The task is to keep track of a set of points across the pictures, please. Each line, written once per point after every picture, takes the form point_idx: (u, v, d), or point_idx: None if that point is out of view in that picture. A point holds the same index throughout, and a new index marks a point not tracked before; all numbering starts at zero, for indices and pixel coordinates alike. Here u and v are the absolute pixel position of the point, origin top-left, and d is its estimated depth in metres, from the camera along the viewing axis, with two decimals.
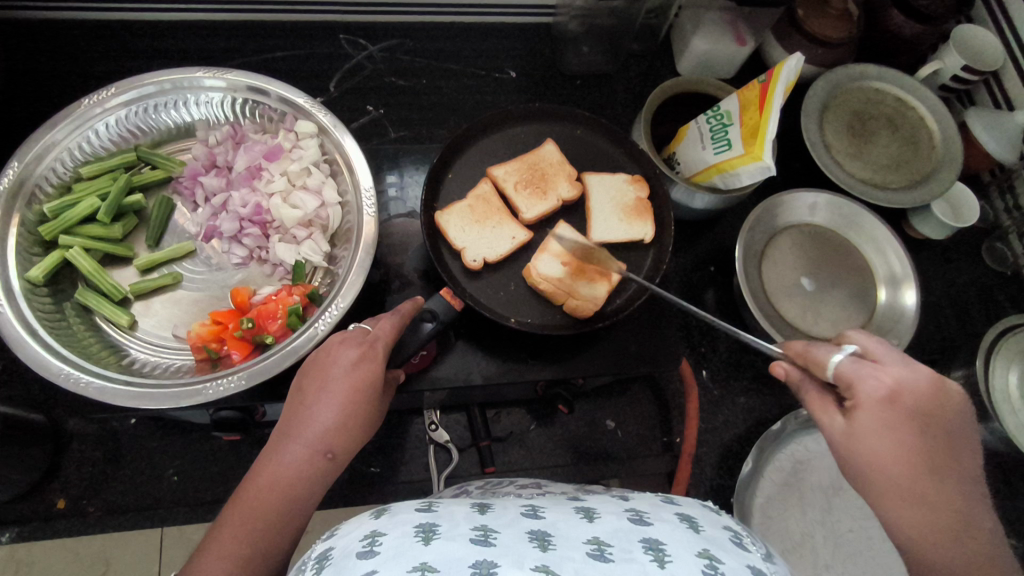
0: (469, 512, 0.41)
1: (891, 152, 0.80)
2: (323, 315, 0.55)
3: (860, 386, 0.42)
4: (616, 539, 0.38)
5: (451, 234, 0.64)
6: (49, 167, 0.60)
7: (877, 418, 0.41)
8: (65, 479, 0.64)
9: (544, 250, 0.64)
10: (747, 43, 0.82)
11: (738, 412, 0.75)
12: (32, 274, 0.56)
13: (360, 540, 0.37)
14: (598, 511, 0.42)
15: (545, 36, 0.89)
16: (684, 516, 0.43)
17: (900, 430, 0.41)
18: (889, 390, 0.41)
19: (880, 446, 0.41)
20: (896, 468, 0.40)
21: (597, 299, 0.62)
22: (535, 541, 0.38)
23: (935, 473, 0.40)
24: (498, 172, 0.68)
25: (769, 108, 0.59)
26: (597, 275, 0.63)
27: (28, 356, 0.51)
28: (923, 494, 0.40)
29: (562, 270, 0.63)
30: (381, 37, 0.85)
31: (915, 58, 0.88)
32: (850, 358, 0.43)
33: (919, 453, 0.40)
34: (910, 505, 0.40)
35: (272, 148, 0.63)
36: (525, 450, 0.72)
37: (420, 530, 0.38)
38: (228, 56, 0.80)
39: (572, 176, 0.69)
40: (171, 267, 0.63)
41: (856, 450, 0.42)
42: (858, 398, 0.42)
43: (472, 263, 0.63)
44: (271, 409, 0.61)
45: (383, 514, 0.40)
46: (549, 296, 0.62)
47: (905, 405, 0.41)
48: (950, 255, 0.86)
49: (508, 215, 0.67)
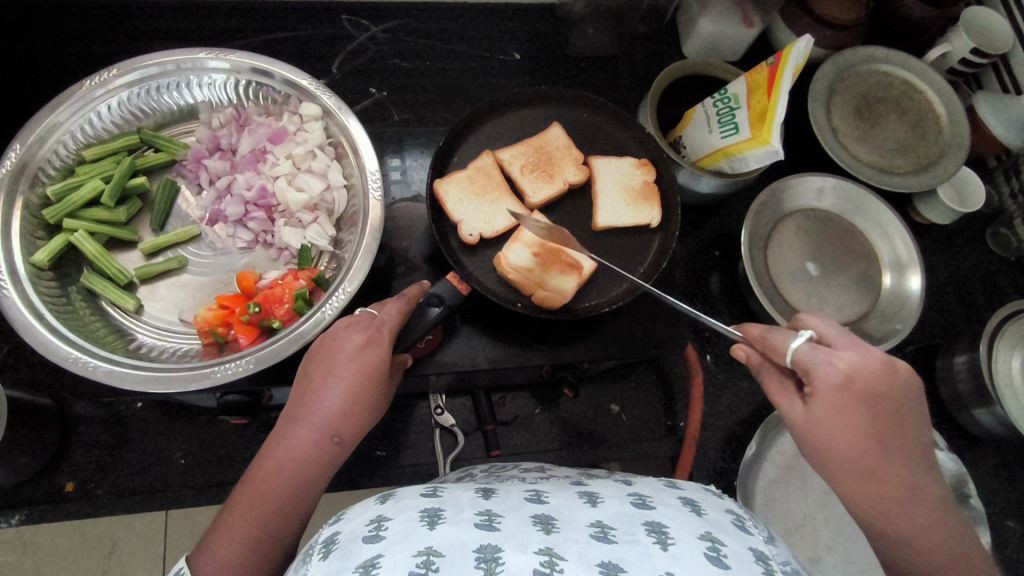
0: (474, 497, 0.41)
1: (898, 136, 0.80)
2: (330, 300, 0.55)
3: (817, 373, 0.42)
4: (620, 523, 0.38)
5: (449, 205, 0.64)
6: (51, 150, 0.59)
7: (834, 403, 0.41)
8: (73, 462, 0.64)
9: (516, 238, 0.63)
10: (754, 25, 0.81)
11: (742, 396, 0.75)
12: (37, 258, 0.56)
13: (366, 524, 0.38)
14: (601, 496, 0.42)
15: (550, 17, 0.88)
16: (687, 500, 0.43)
17: (853, 414, 0.41)
18: (843, 377, 0.41)
19: (835, 430, 0.41)
20: (849, 450, 0.41)
21: (567, 291, 0.61)
22: (539, 525, 0.38)
23: (890, 451, 0.41)
24: (503, 156, 0.68)
25: (778, 91, 0.59)
26: (568, 267, 0.62)
27: (35, 340, 0.51)
28: (880, 472, 0.41)
29: (532, 260, 0.62)
30: (384, 17, 0.84)
31: (923, 41, 0.87)
32: (807, 345, 0.44)
33: (872, 434, 0.41)
34: (863, 483, 0.41)
35: (276, 131, 0.63)
36: (530, 433, 0.72)
37: (425, 515, 0.38)
38: (229, 36, 0.79)
39: (578, 159, 0.68)
40: (176, 251, 0.63)
41: (813, 433, 0.43)
42: (815, 385, 0.42)
43: (467, 238, 0.63)
44: (278, 393, 0.61)
45: (388, 500, 0.40)
46: (519, 286, 0.62)
47: (858, 388, 0.41)
48: (954, 240, 0.86)
49: (508, 190, 0.67)
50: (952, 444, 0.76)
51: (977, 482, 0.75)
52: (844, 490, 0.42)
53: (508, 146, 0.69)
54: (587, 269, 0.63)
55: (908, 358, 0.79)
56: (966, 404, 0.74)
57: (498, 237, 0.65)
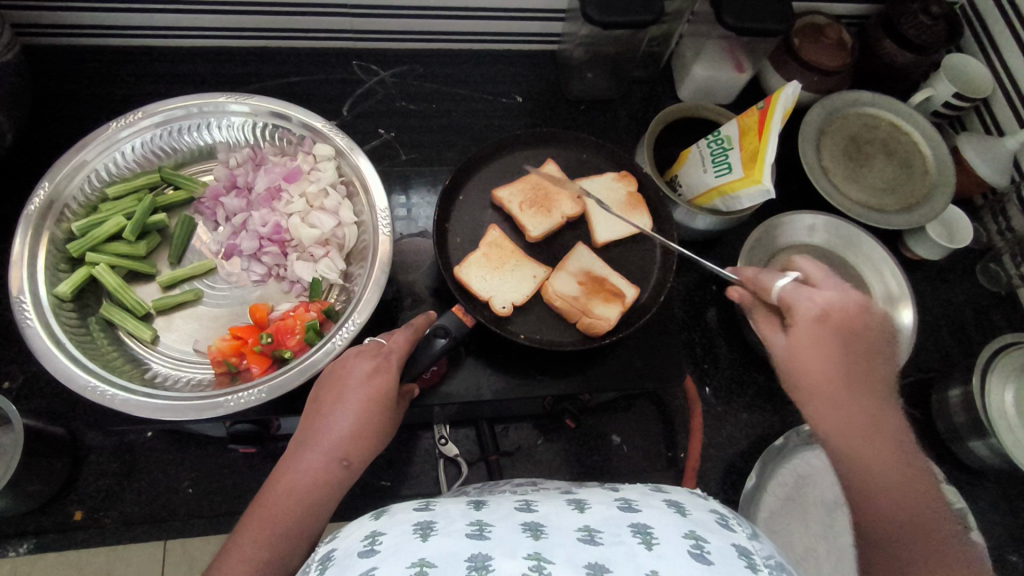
0: (465, 509, 0.43)
1: (886, 175, 0.83)
2: (339, 331, 0.57)
3: (798, 307, 0.48)
4: (607, 525, 0.40)
5: (475, 286, 0.64)
6: (77, 187, 0.62)
7: (813, 330, 0.46)
8: (82, 491, 0.65)
9: (563, 268, 0.68)
10: (745, 70, 0.86)
11: (741, 427, 0.76)
12: (60, 290, 0.58)
13: (361, 540, 0.40)
14: (588, 502, 0.44)
15: (550, 63, 0.93)
16: (672, 502, 0.44)
17: (830, 344, 0.46)
18: (823, 310, 0.47)
19: (816, 358, 0.46)
20: (824, 375, 0.45)
21: (610, 318, 0.64)
22: (528, 532, 0.39)
23: (857, 381, 0.45)
24: (503, 194, 0.69)
25: (769, 133, 0.62)
26: (611, 296, 0.66)
27: (56, 369, 0.53)
28: (848, 397, 0.45)
29: (578, 289, 0.66)
30: (392, 63, 0.88)
31: (908, 86, 0.91)
32: (792, 285, 0.49)
33: (845, 365, 0.45)
34: (836, 410, 0.45)
35: (291, 170, 0.66)
36: (533, 464, 0.73)
37: (418, 528, 0.40)
38: (246, 80, 0.83)
39: (573, 194, 0.72)
40: (192, 283, 0.65)
41: (795, 361, 0.47)
42: (797, 318, 0.47)
43: (501, 310, 0.64)
44: (287, 422, 0.63)
45: (382, 515, 0.43)
46: (565, 313, 0.65)
47: (834, 321, 0.46)
48: (945, 274, 0.88)
49: (524, 255, 0.68)
50: (951, 476, 0.77)
51: (977, 513, 0.76)
52: (815, 418, 0.46)
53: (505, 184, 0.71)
54: (630, 298, 0.66)
55: (904, 390, 0.81)
56: (962, 436, 0.75)
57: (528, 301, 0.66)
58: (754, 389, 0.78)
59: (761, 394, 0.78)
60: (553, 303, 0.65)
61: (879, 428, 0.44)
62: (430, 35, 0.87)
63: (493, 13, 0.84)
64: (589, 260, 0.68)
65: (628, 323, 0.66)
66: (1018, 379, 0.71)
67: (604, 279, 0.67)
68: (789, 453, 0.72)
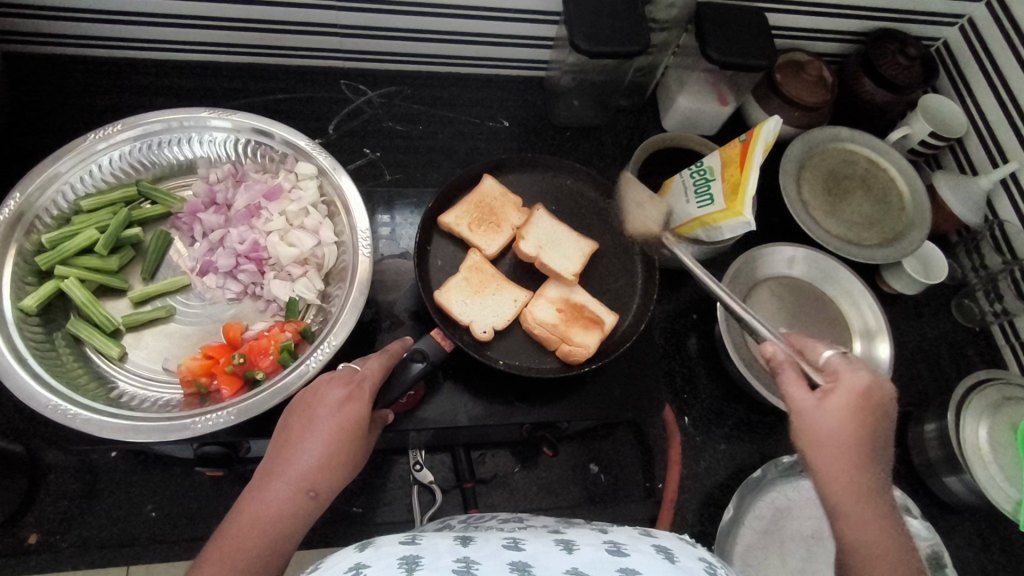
0: (452, 544, 0.43)
1: (865, 211, 0.84)
2: (315, 353, 0.56)
3: (843, 378, 0.47)
4: (595, 569, 0.40)
5: (456, 311, 0.64)
6: (50, 198, 0.61)
7: (837, 402, 0.46)
8: (39, 514, 0.62)
9: (542, 295, 0.67)
10: (728, 103, 0.87)
11: (720, 459, 0.76)
12: (25, 303, 0.56)
13: (344, 571, 0.39)
14: (577, 543, 0.44)
15: (538, 88, 0.94)
16: (660, 548, 0.45)
17: (856, 420, 0.45)
18: (866, 390, 0.46)
19: (828, 422, 0.45)
20: (836, 437, 0.45)
21: (590, 344, 0.64)
22: (516, 572, 0.39)
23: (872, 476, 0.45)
24: (449, 220, 0.68)
25: (750, 166, 0.63)
26: (590, 323, 0.66)
27: (15, 385, 0.51)
28: (859, 484, 0.44)
29: (557, 316, 0.66)
30: (380, 83, 0.88)
31: (887, 124, 0.93)
32: (838, 357, 0.49)
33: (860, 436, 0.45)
34: (841, 477, 0.44)
35: (272, 188, 0.65)
36: (509, 492, 0.72)
37: (403, 562, 0.39)
38: (231, 96, 0.83)
39: (518, 204, 0.71)
40: (165, 299, 0.64)
41: (813, 425, 0.46)
42: (837, 385, 0.47)
43: (482, 335, 0.64)
44: (256, 446, 0.61)
45: (367, 547, 0.42)
46: (543, 341, 0.65)
47: (863, 396, 0.46)
48: (922, 309, 0.89)
49: (504, 280, 0.67)
50: (926, 511, 0.77)
51: (952, 551, 0.75)
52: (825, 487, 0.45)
53: (447, 209, 0.70)
54: (609, 325, 0.66)
55: None
56: (937, 471, 0.75)
57: (508, 326, 0.66)
58: (732, 419, 0.78)
59: (739, 425, 0.78)
60: (532, 331, 0.65)
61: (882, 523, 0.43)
62: (419, 58, 0.88)
63: (482, 38, 0.85)
64: (564, 284, 0.68)
65: (607, 351, 0.66)
66: (991, 417, 0.71)
67: (583, 306, 0.67)
68: (767, 485, 0.72)
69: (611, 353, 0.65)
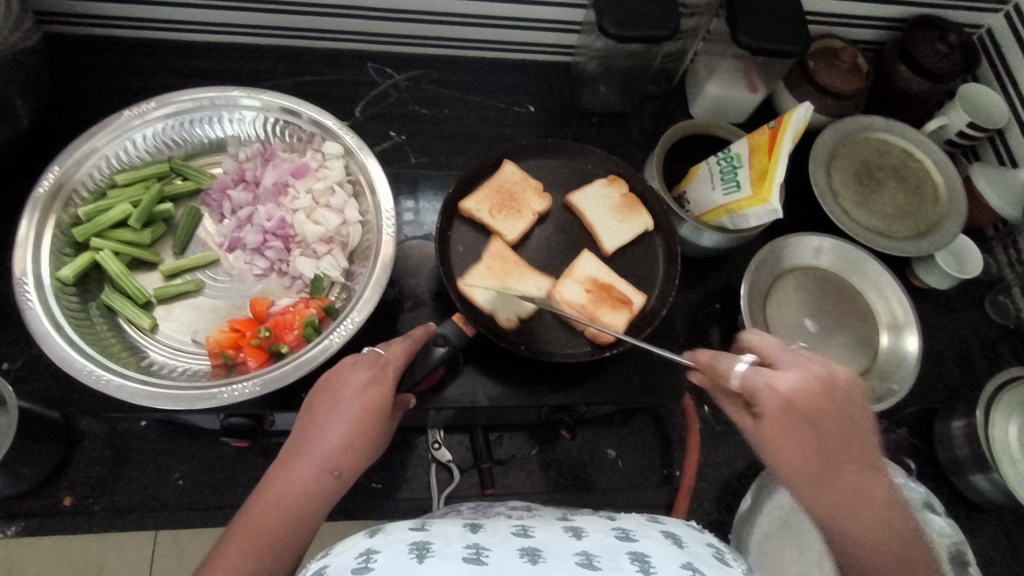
0: (461, 531, 0.43)
1: (897, 202, 0.82)
2: (337, 329, 0.56)
3: (759, 398, 0.46)
4: (604, 552, 0.41)
5: (481, 302, 0.63)
6: (86, 173, 0.63)
7: (779, 421, 0.46)
8: (73, 477, 0.65)
9: (569, 276, 0.67)
10: (758, 91, 0.86)
11: (740, 449, 0.75)
12: (63, 274, 0.59)
13: (355, 558, 0.39)
14: (586, 529, 0.45)
15: (564, 74, 0.93)
16: (668, 533, 0.45)
17: (797, 432, 0.45)
18: (790, 397, 0.45)
19: (791, 451, 0.46)
20: (800, 465, 0.46)
21: (618, 326, 0.65)
22: (526, 557, 0.40)
23: (836, 464, 0.46)
24: (470, 206, 0.69)
25: (778, 153, 0.62)
26: (619, 303, 0.66)
27: (53, 351, 0.53)
28: (821, 483, 0.46)
29: (586, 296, 0.66)
30: (408, 67, 0.89)
31: (924, 114, 0.90)
32: (747, 370, 0.47)
33: (814, 447, 0.45)
34: (818, 493, 0.46)
35: (299, 166, 0.66)
36: (526, 474, 0.73)
37: (414, 547, 0.40)
38: (262, 78, 0.84)
39: (538, 189, 0.71)
40: (195, 274, 0.65)
41: (766, 449, 0.47)
42: (762, 408, 0.46)
43: (507, 324, 0.64)
44: (280, 418, 0.62)
45: (377, 533, 0.43)
46: (572, 320, 0.65)
47: (796, 407, 0.45)
48: (953, 304, 0.87)
49: (527, 267, 0.67)
50: (952, 509, 0.76)
51: (977, 551, 0.74)
52: (810, 503, 0.47)
53: (467, 194, 0.70)
54: (637, 305, 0.67)
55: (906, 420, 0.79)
56: (964, 469, 0.74)
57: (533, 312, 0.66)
58: None
59: None
60: (563, 311, 0.66)
61: (877, 521, 0.46)
62: (446, 42, 0.88)
63: (508, 22, 0.85)
64: (597, 267, 0.68)
65: (635, 330, 0.67)
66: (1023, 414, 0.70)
67: (612, 285, 0.67)
68: None
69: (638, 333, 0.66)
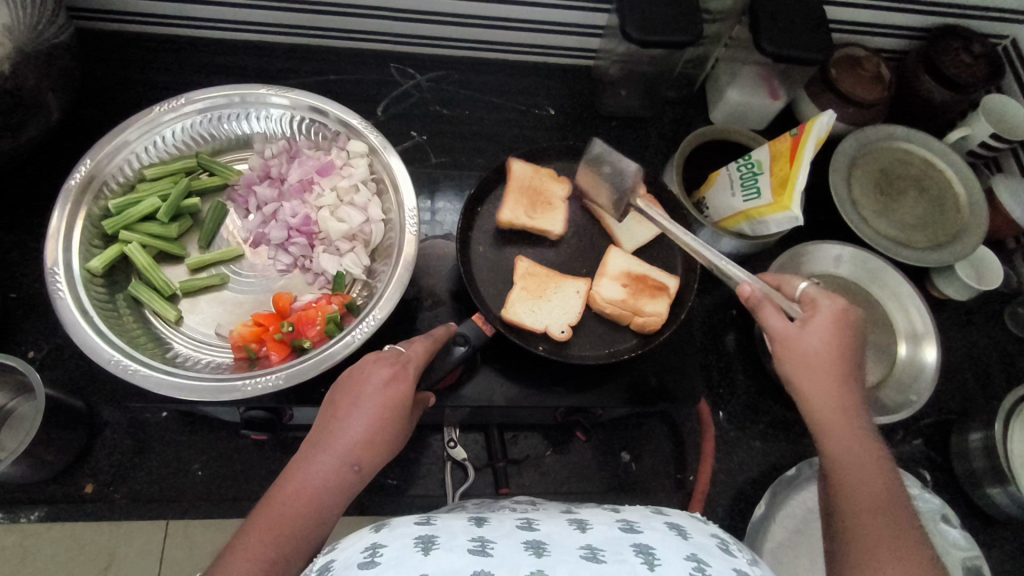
0: (467, 524, 0.44)
1: (917, 213, 0.82)
2: (360, 325, 0.57)
3: (820, 301, 0.53)
4: (608, 545, 0.41)
5: (527, 323, 0.64)
6: (117, 166, 0.64)
7: (820, 319, 0.52)
8: (94, 465, 0.66)
9: (602, 274, 0.68)
10: (779, 97, 0.85)
11: (753, 456, 0.75)
12: (92, 265, 0.60)
13: (361, 551, 0.40)
14: (590, 523, 0.45)
15: (585, 78, 0.94)
16: (673, 525, 0.46)
17: (842, 337, 0.52)
18: (842, 310, 0.53)
19: (820, 342, 0.51)
20: (823, 358, 0.51)
21: (661, 312, 0.65)
22: (531, 550, 0.40)
23: (850, 380, 0.51)
24: (508, 218, 0.68)
25: (800, 161, 0.62)
26: (656, 291, 0.67)
27: (81, 340, 0.54)
28: (836, 382, 0.50)
29: (623, 291, 0.66)
30: (430, 68, 0.89)
31: (946, 124, 0.90)
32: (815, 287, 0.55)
33: (845, 356, 0.51)
34: (827, 385, 0.50)
35: (324, 164, 0.67)
36: (540, 474, 0.73)
37: (419, 542, 0.40)
38: (286, 76, 0.85)
39: (553, 176, 0.72)
40: (219, 268, 0.66)
41: (796, 339, 0.52)
42: (816, 309, 0.53)
43: (562, 336, 0.65)
44: (299, 413, 0.63)
45: (382, 528, 0.43)
46: (616, 318, 0.66)
47: (848, 322, 0.52)
48: (972, 316, 0.86)
49: (559, 275, 0.67)
50: (967, 522, 0.75)
51: (992, 564, 0.73)
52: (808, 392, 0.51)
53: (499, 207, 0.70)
54: (673, 289, 0.68)
55: (922, 431, 0.79)
56: (980, 482, 0.73)
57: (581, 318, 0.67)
58: (768, 417, 0.77)
59: (775, 423, 0.77)
60: (605, 312, 0.66)
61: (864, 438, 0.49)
62: (468, 43, 0.88)
63: (530, 25, 0.85)
64: (625, 261, 0.69)
65: (675, 315, 0.68)
66: None
67: (645, 275, 0.67)
68: (801, 484, 0.71)
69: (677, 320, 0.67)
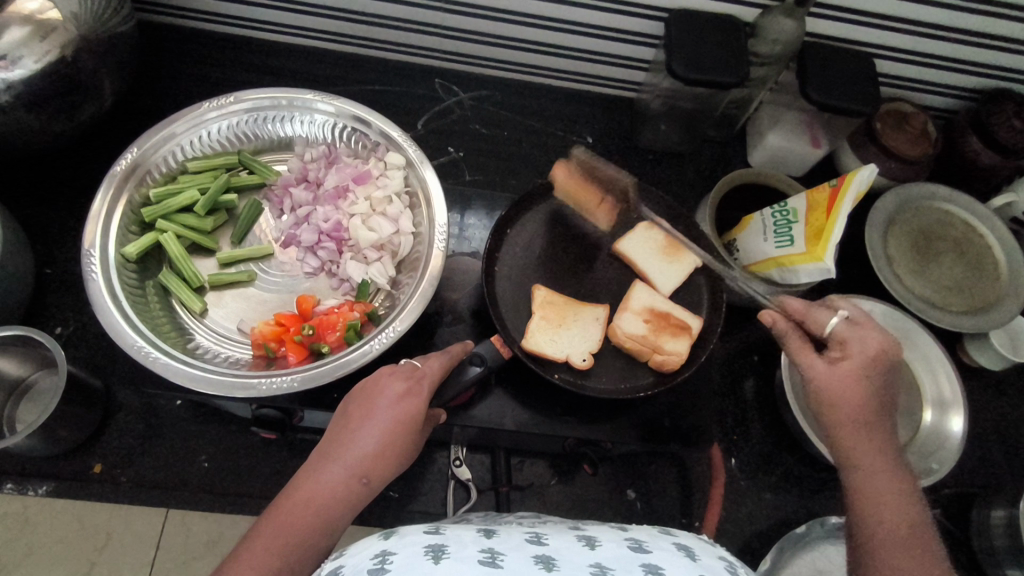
0: (477, 536, 0.43)
1: (954, 275, 0.80)
2: (378, 336, 0.57)
3: (842, 342, 0.52)
4: (619, 564, 0.40)
5: (549, 353, 0.64)
6: (161, 157, 0.66)
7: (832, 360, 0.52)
8: (105, 446, 0.67)
9: (626, 308, 0.67)
10: (822, 146, 0.85)
11: (763, 508, 0.73)
12: (127, 250, 0.61)
13: (371, 558, 0.39)
14: (599, 540, 0.44)
15: (626, 109, 0.94)
16: (682, 545, 0.45)
17: (854, 377, 0.51)
18: (865, 348, 0.51)
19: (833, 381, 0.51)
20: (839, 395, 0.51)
21: (681, 352, 0.64)
22: (540, 564, 0.39)
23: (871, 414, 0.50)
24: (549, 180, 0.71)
25: (837, 213, 0.62)
26: (679, 329, 0.66)
27: (108, 323, 0.55)
28: (854, 416, 0.50)
29: (645, 327, 0.65)
30: (474, 87, 0.91)
31: (990, 187, 0.88)
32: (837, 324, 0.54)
33: (862, 391, 0.51)
34: (844, 420, 0.50)
35: (361, 173, 0.68)
36: (543, 503, 0.72)
37: (430, 551, 0.40)
38: (333, 83, 0.87)
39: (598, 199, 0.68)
40: (248, 265, 0.67)
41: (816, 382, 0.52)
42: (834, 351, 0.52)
43: (582, 364, 0.64)
44: (310, 416, 0.63)
45: (393, 535, 0.42)
46: (635, 354, 0.65)
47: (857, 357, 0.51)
48: (1003, 387, 0.83)
49: (578, 303, 0.67)
50: None
51: None
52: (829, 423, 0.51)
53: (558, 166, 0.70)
54: (696, 329, 0.66)
55: (942, 501, 0.76)
56: (1000, 561, 0.70)
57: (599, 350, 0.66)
58: (781, 470, 0.75)
59: (788, 476, 0.75)
60: (625, 346, 0.65)
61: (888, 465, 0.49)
62: (513, 66, 0.89)
63: (577, 53, 0.86)
64: (649, 296, 0.68)
65: (694, 356, 0.66)
66: None
67: (668, 313, 0.67)
68: (809, 542, 0.69)
69: (696, 361, 0.66)
